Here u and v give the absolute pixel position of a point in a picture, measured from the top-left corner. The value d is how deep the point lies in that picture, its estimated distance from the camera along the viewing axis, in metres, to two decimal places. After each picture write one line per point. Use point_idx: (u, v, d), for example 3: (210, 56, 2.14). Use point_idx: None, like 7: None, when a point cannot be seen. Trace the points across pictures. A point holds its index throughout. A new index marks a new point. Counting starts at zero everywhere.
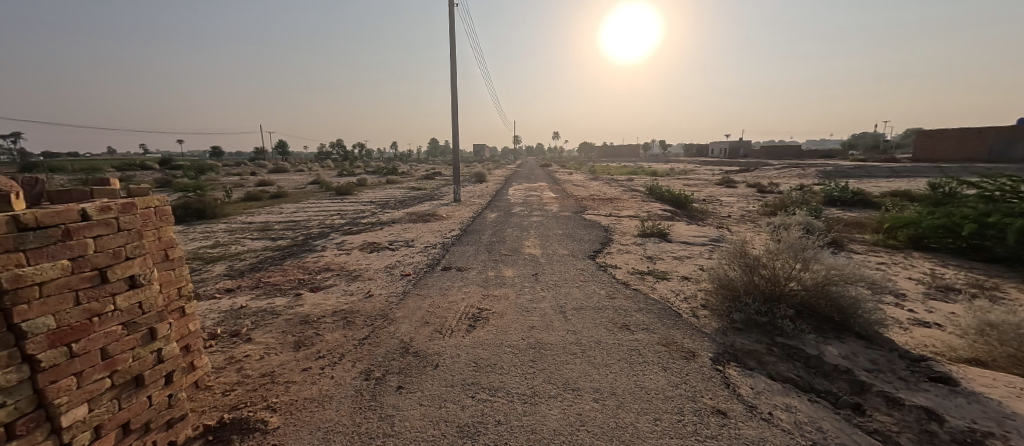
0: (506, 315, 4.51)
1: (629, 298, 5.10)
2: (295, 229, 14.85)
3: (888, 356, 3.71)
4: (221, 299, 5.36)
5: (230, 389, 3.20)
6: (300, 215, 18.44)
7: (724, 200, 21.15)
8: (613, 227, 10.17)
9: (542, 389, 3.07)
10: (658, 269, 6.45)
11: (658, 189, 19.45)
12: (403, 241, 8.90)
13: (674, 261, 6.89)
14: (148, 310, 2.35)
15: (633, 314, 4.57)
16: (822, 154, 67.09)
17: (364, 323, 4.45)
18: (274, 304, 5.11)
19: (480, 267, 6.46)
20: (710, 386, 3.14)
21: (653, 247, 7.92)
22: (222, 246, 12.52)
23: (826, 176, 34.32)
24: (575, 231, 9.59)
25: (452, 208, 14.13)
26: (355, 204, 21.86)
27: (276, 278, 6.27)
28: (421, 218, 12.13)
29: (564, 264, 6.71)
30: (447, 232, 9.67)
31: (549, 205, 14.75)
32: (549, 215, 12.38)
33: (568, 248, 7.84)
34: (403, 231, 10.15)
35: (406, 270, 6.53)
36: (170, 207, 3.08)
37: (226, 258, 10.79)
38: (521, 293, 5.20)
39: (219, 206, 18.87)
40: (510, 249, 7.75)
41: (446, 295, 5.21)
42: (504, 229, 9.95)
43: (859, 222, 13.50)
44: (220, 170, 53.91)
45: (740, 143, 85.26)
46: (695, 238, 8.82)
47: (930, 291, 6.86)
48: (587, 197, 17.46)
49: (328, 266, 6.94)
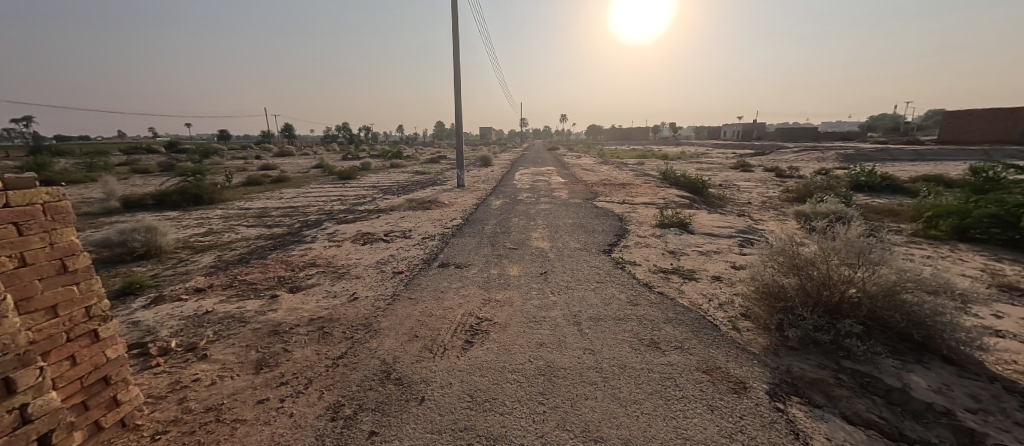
0: (510, 328, 3.79)
1: (654, 305, 4.35)
2: (292, 216, 14.28)
3: (992, 390, 2.92)
4: (186, 301, 4.70)
5: (162, 432, 2.55)
6: (299, 201, 17.88)
7: (742, 185, 20.04)
8: (629, 216, 9.33)
9: (555, 439, 2.37)
10: (685, 267, 5.67)
11: (672, 173, 18.43)
12: (400, 231, 8.19)
13: (701, 257, 6.10)
14: (2, 354, 1.74)
15: (663, 327, 3.81)
16: (840, 136, 64.66)
17: (342, 336, 3.76)
18: (244, 309, 4.45)
19: (482, 264, 5.72)
20: (773, 438, 2.41)
21: (676, 240, 7.09)
22: (215, 234, 11.97)
23: (847, 160, 32.76)
24: (587, 220, 8.79)
25: (455, 195, 13.39)
26: (356, 189, 21.25)
27: (254, 275, 5.61)
28: (422, 205, 11.39)
29: (576, 259, 5.94)
30: (448, 221, 8.96)
31: (558, 191, 13.93)
32: (557, 202, 11.57)
33: (580, 240, 7.07)
34: (402, 219, 9.43)
35: (400, 266, 5.82)
36: (69, 204, 2.39)
37: (217, 248, 10.23)
38: (529, 298, 4.47)
39: (217, 191, 18.37)
40: (516, 242, 6.99)
41: (441, 299, 4.50)
42: (510, 218, 9.21)
43: (893, 210, 12.48)
44: (225, 154, 53.74)
45: (755, 125, 82.70)
46: (721, 229, 7.96)
47: (994, 292, 6.00)
48: (598, 182, 16.62)
49: (314, 261, 6.26)
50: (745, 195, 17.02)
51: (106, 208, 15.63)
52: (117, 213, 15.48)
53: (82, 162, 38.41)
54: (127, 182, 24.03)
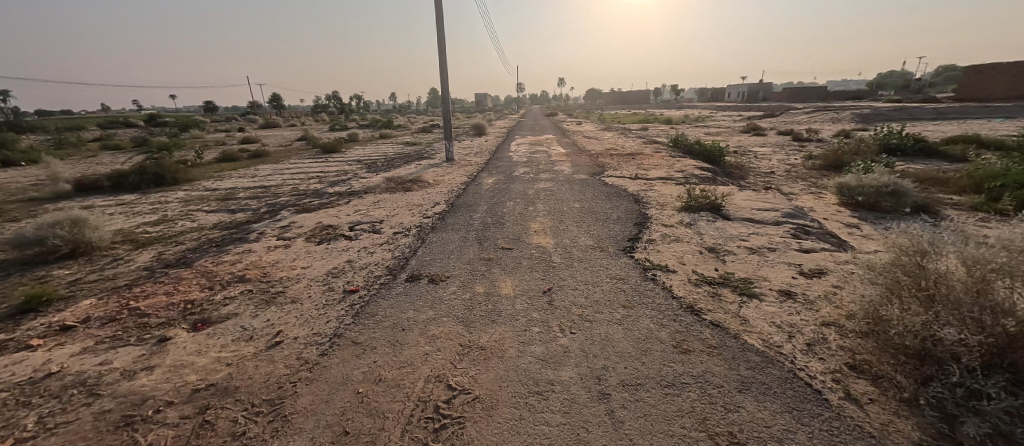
0: (499, 412, 2.37)
1: (716, 351, 2.91)
2: (261, 198, 12.67)
3: None
4: (33, 352, 3.26)
5: None
6: (273, 179, 16.21)
7: (758, 152, 18.33)
8: (647, 196, 7.79)
9: None
10: (737, 276, 4.21)
11: (685, 139, 16.66)
12: (369, 223, 6.69)
13: (753, 258, 4.64)
14: None
15: (741, 404, 2.38)
16: (850, 96, 61.98)
17: (228, 432, 2.33)
18: (107, 368, 3.01)
19: (464, 276, 4.26)
20: None
21: (713, 232, 5.59)
22: (168, 222, 10.47)
23: (863, 120, 30.80)
24: (597, 203, 7.28)
25: (443, 171, 11.79)
26: (338, 163, 19.47)
27: (156, 298, 4.16)
28: (402, 185, 9.78)
29: (590, 265, 4.47)
30: (430, 207, 7.46)
31: (559, 164, 12.31)
32: (560, 177, 10.00)
33: (591, 233, 5.61)
34: (375, 206, 7.88)
35: (354, 281, 4.35)
36: None
37: (163, 242, 8.74)
38: (527, 342, 3.05)
39: (182, 170, 16.63)
40: (510, 237, 5.52)
41: (399, 346, 3.07)
42: (503, 201, 7.67)
43: (938, 180, 11.00)
44: (208, 128, 50.99)
45: (760, 85, 79.25)
46: (762, 213, 6.47)
47: None
48: (603, 152, 14.95)
49: (246, 270, 4.81)
50: (765, 163, 15.37)
51: (55, 193, 13.99)
52: (67, 197, 13.82)
53: (51, 140, 36.12)
54: (90, 161, 22.11)
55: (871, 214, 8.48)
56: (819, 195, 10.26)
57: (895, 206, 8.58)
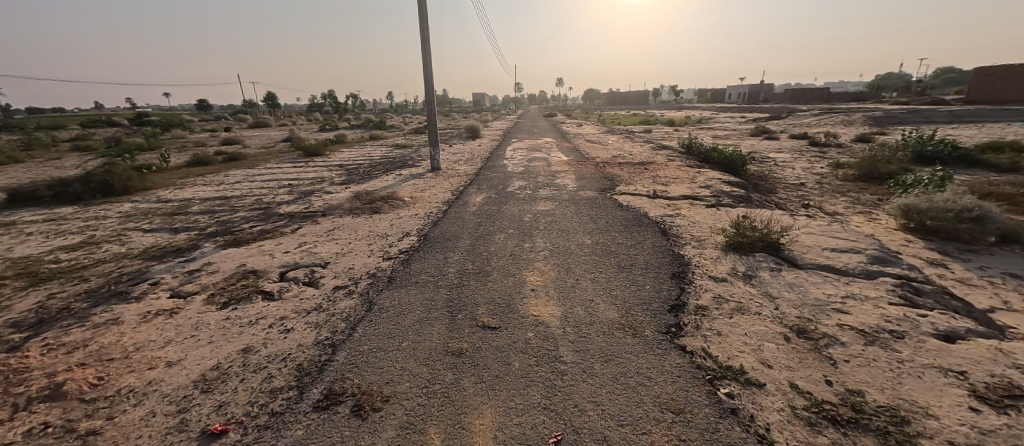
0: None
1: None
2: (214, 213, 10.88)
3: None
4: None
5: None
6: (240, 188, 14.42)
7: (778, 159, 16.64)
8: (676, 225, 6.08)
9: None
10: (874, 404, 2.48)
11: (699, 145, 14.99)
12: (308, 267, 4.95)
13: (879, 356, 2.92)
14: None
15: None
16: (853, 97, 60.50)
17: None
18: None
19: (413, 401, 2.54)
20: None
21: (790, 296, 3.86)
22: (91, 245, 8.72)
23: (875, 124, 29.20)
24: (614, 237, 5.57)
25: (424, 183, 10.09)
26: (317, 169, 17.69)
27: None
28: (371, 204, 8.02)
29: (623, 375, 2.75)
30: (396, 241, 5.74)
31: (559, 175, 10.64)
32: (563, 195, 8.28)
33: (614, 296, 3.88)
34: (327, 237, 6.12)
35: (231, 405, 2.60)
36: None
37: (66, 276, 6.96)
38: None
39: (137, 177, 14.76)
40: (496, 301, 3.80)
41: None
42: (492, 231, 5.96)
43: (1005, 197, 9.36)
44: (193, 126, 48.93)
45: (761, 85, 77.81)
46: (842, 258, 4.78)
47: None
48: (610, 160, 13.31)
49: (76, 370, 3.04)
50: (791, 172, 13.70)
51: None
52: None
53: (21, 140, 33.97)
54: (49, 164, 20.22)
55: (949, 246, 6.81)
56: (872, 217, 8.58)
57: (979, 235, 6.90)
